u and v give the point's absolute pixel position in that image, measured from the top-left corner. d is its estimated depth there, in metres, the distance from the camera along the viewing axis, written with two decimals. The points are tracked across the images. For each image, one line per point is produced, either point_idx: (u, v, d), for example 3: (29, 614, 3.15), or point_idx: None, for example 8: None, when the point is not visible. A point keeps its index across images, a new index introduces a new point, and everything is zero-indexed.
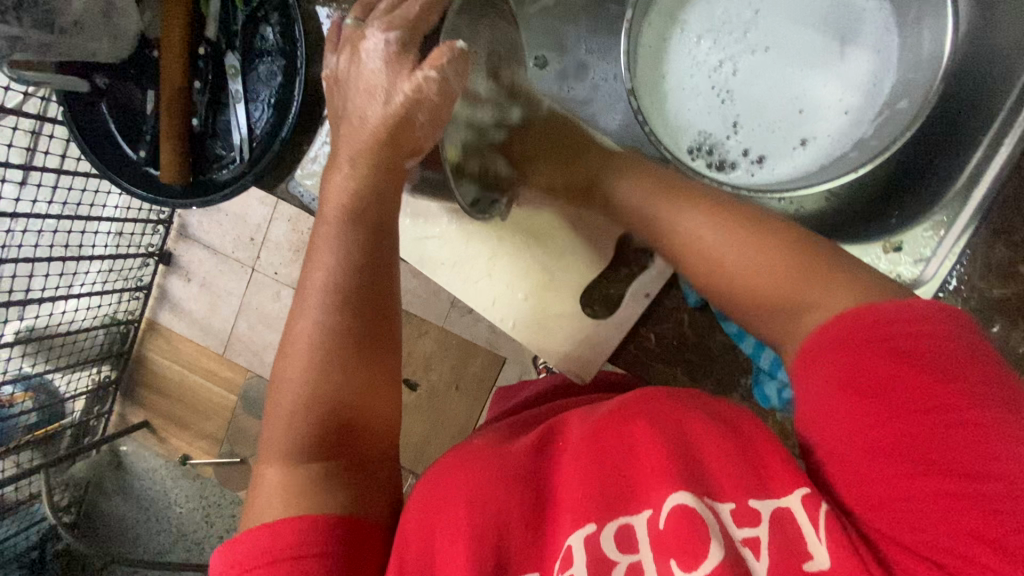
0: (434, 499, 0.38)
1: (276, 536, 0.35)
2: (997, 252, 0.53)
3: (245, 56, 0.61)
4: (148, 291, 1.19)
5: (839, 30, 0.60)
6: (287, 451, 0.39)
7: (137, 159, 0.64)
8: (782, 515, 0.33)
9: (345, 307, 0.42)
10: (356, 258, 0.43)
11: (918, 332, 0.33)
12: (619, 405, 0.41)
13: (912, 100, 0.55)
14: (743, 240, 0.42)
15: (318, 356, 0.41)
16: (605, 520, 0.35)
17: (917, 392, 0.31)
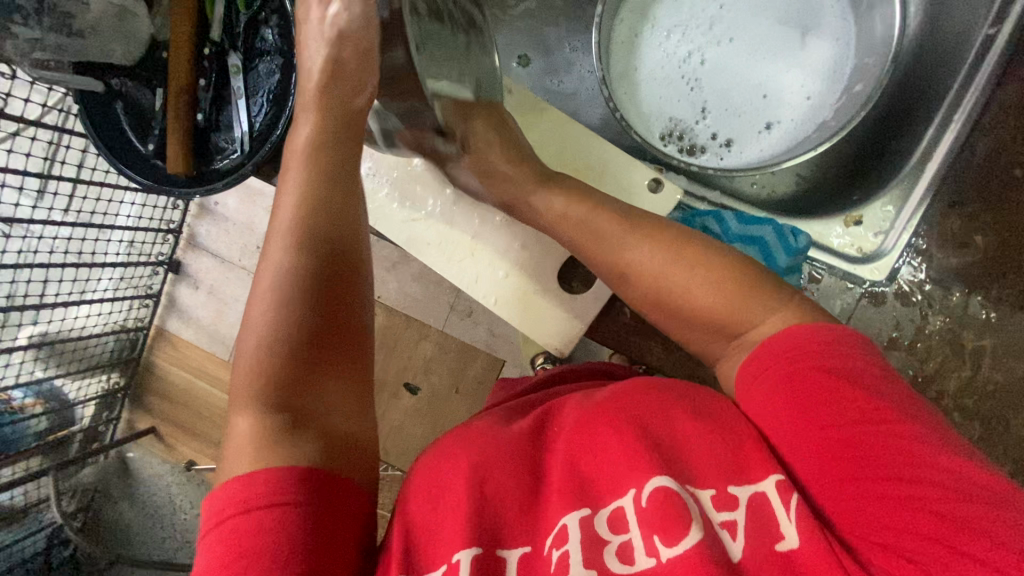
0: (433, 478, 0.42)
1: (248, 485, 0.36)
2: (952, 223, 0.57)
3: (246, 56, 0.66)
4: (157, 298, 1.24)
5: (799, 21, 0.64)
6: (253, 401, 0.40)
7: (145, 152, 0.68)
8: (758, 501, 0.36)
9: (304, 269, 0.44)
10: (318, 217, 0.47)
11: (831, 355, 0.40)
12: (614, 395, 0.44)
13: (866, 83, 0.59)
14: (668, 259, 0.49)
15: (279, 321, 0.43)
16: (598, 505, 0.38)
17: (849, 407, 0.37)
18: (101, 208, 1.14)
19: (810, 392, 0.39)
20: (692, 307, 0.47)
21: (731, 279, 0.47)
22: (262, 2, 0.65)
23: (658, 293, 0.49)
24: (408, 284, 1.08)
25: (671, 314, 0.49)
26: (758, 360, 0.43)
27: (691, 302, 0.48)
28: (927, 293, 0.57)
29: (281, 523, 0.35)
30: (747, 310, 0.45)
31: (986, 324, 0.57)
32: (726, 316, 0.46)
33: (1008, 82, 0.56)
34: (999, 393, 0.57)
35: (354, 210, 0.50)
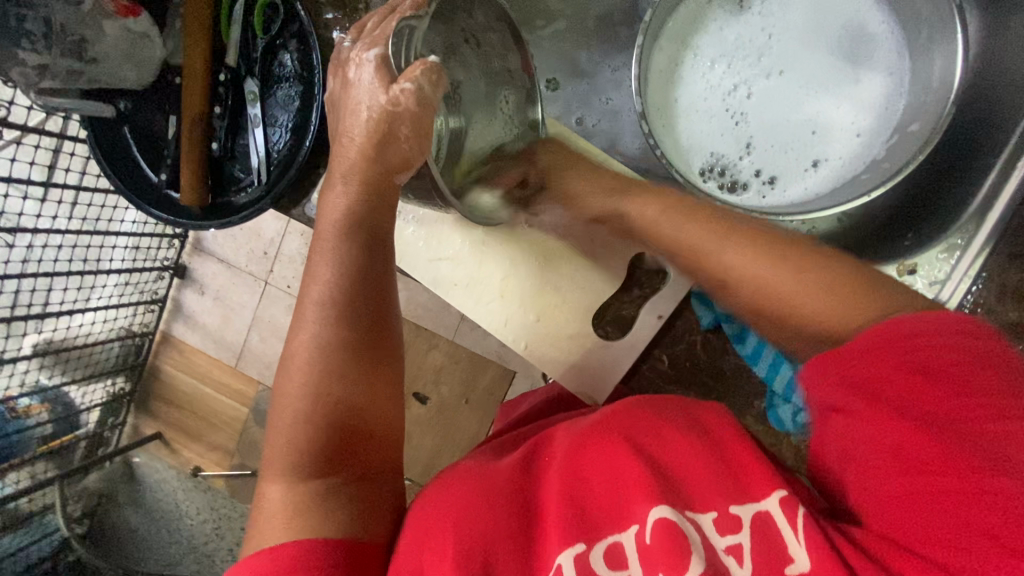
0: (425, 509, 0.40)
1: (275, 561, 0.35)
2: (1015, 278, 0.52)
3: (264, 82, 0.62)
4: (163, 304, 1.20)
5: (852, 53, 0.60)
6: (289, 471, 0.39)
7: (157, 182, 0.65)
8: (761, 522, 0.33)
9: (341, 318, 0.43)
10: (358, 270, 0.45)
11: (921, 328, 0.34)
12: (605, 416, 0.41)
13: (923, 122, 0.55)
14: (763, 258, 0.41)
15: (317, 364, 0.41)
16: (594, 539, 0.35)
17: (930, 390, 0.32)
18: (107, 214, 1.10)
19: (871, 370, 0.34)
20: (797, 313, 0.39)
21: (836, 276, 0.39)
22: (282, 26, 0.61)
23: (753, 302, 0.42)
24: (420, 295, 1.04)
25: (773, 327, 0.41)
26: (829, 347, 0.36)
27: (801, 310, 0.39)
28: None
29: None
30: (854, 311, 0.37)
31: None
32: (788, 304, 0.40)
33: None
34: None
35: (389, 287, 0.47)
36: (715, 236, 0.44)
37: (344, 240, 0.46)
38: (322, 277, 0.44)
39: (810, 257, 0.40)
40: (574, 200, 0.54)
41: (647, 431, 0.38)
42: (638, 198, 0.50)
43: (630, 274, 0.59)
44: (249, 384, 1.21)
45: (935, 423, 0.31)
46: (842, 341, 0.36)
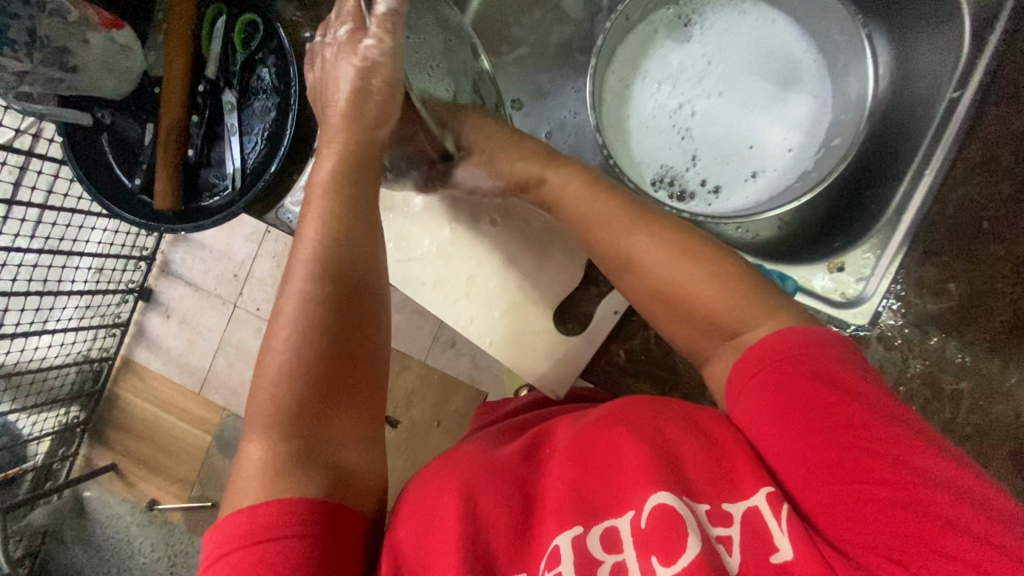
0: (424, 500, 0.41)
1: (259, 516, 0.36)
2: (929, 272, 0.58)
3: (242, 94, 0.66)
4: (125, 327, 1.17)
5: (782, 78, 0.67)
6: (272, 428, 0.40)
7: (133, 187, 0.67)
8: (751, 515, 0.37)
9: (327, 284, 0.45)
10: (346, 237, 0.47)
11: (808, 361, 0.40)
12: (610, 411, 0.44)
13: (844, 138, 0.64)
14: (666, 256, 0.47)
15: (303, 324, 0.43)
16: (592, 523, 0.38)
17: (830, 416, 0.37)
18: (72, 234, 1.10)
19: (790, 391, 0.39)
20: (696, 304, 0.46)
21: (729, 278, 0.46)
22: (261, 43, 0.65)
23: (655, 285, 0.48)
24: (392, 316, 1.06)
25: (670, 307, 0.48)
26: (749, 358, 0.42)
27: (693, 299, 0.46)
28: (905, 337, 0.58)
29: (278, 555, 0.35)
30: (741, 307, 0.45)
31: (963, 367, 0.58)
32: (719, 312, 0.45)
33: (981, 125, 0.58)
34: (980, 434, 0.57)
35: (376, 264, 0.49)
36: (628, 228, 0.49)
37: (335, 220, 0.47)
38: (311, 242, 0.47)
39: (721, 263, 0.47)
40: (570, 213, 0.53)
41: (643, 426, 0.41)
42: (582, 180, 0.53)
43: (589, 272, 0.63)
44: (213, 412, 1.19)
45: (849, 431, 0.36)
46: (756, 360, 0.42)
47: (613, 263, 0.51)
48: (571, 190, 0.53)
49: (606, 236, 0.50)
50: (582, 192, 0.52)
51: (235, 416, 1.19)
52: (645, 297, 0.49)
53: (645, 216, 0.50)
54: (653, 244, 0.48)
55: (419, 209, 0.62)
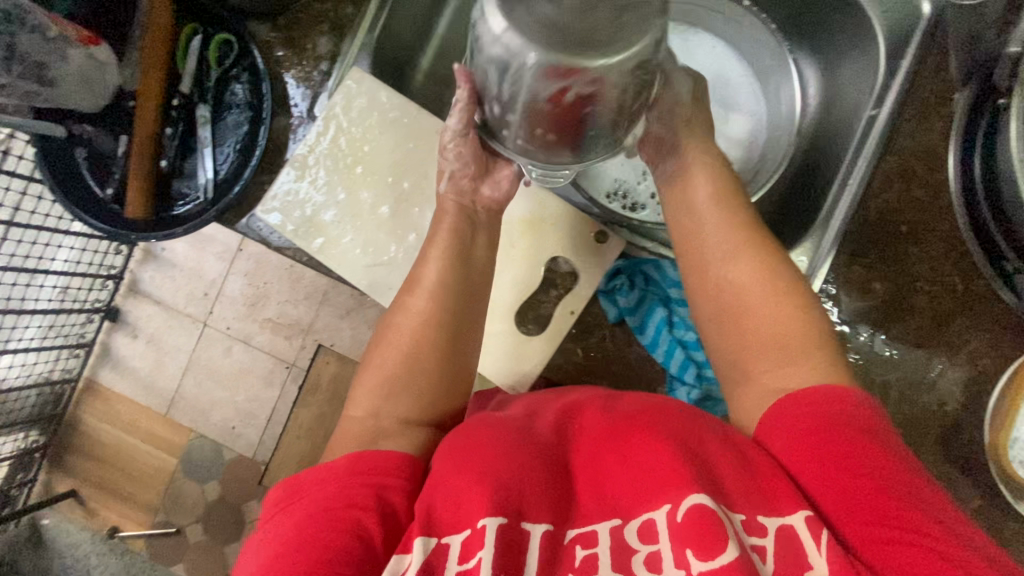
0: (459, 448, 0.45)
1: (360, 462, 0.45)
2: (856, 272, 0.64)
3: (216, 108, 0.69)
4: (89, 348, 1.13)
5: (722, 100, 0.75)
6: (375, 400, 0.52)
7: (104, 196, 0.68)
8: (786, 531, 0.38)
9: (441, 302, 0.56)
10: (458, 265, 0.58)
11: (842, 414, 0.42)
12: (644, 410, 0.46)
13: (775, 155, 0.73)
14: (762, 271, 0.53)
15: (415, 328, 0.55)
16: (631, 518, 0.40)
17: (858, 458, 0.39)
18: (38, 252, 1.06)
19: (829, 436, 0.41)
20: (764, 326, 0.50)
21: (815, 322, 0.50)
22: (235, 60, 0.68)
23: (738, 288, 0.53)
24: (365, 333, 1.07)
25: (743, 311, 0.52)
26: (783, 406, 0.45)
27: (774, 316, 0.51)
28: (837, 332, 0.63)
29: (372, 491, 0.43)
30: (814, 343, 0.48)
31: (891, 361, 0.63)
32: (775, 345, 0.49)
33: (897, 137, 0.63)
34: (907, 423, 0.62)
35: (475, 290, 0.59)
36: (736, 235, 0.55)
37: (443, 248, 0.58)
38: (430, 263, 0.58)
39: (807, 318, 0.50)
40: (684, 193, 0.60)
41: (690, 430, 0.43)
42: (718, 185, 0.58)
43: (548, 275, 0.66)
44: (179, 434, 1.16)
45: (882, 481, 0.39)
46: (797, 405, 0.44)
47: (705, 256, 0.56)
48: (699, 185, 0.58)
49: (704, 234, 0.57)
50: (709, 197, 0.58)
51: (202, 438, 1.16)
52: (725, 296, 0.54)
53: (759, 239, 0.54)
54: (752, 263, 0.53)
55: (385, 218, 0.65)
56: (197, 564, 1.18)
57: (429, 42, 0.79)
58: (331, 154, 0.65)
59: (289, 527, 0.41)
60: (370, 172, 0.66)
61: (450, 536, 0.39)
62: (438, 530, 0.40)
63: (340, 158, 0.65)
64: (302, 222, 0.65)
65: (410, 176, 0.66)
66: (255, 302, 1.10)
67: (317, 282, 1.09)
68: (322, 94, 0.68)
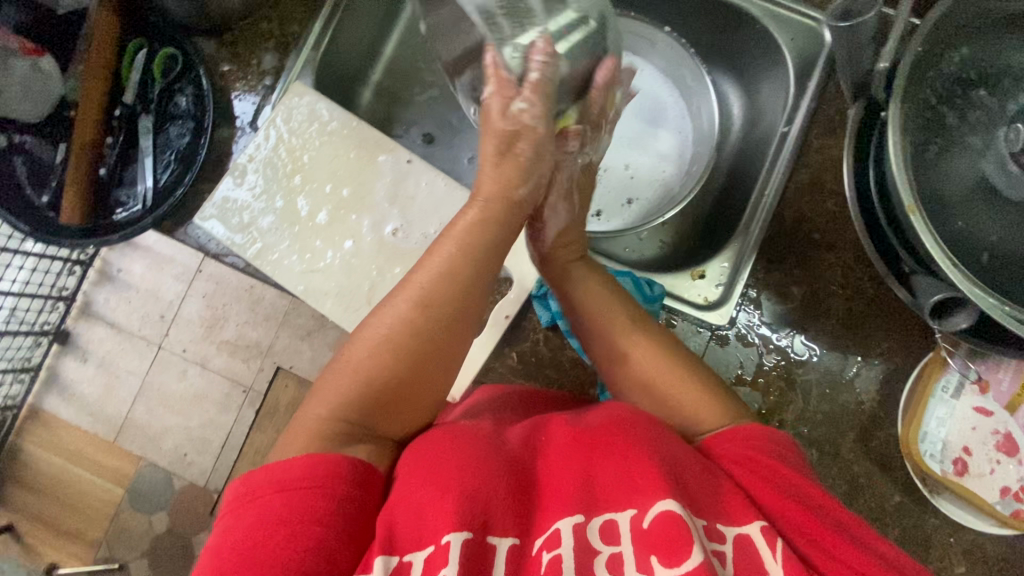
0: (424, 459, 0.44)
1: (315, 467, 0.41)
2: (774, 277, 0.67)
3: (159, 119, 0.70)
4: (34, 372, 1.09)
5: (650, 117, 0.80)
6: (336, 404, 0.45)
7: (40, 204, 0.68)
8: (744, 540, 0.38)
9: (437, 310, 0.47)
10: (469, 266, 0.49)
11: (770, 448, 0.44)
12: (617, 422, 0.46)
13: (699, 165, 0.76)
14: (652, 364, 0.52)
15: (404, 330, 0.46)
16: (593, 516, 0.39)
17: (792, 480, 0.41)
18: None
19: (752, 460, 0.43)
20: (664, 402, 0.51)
21: (698, 382, 0.51)
22: (179, 74, 0.70)
23: (641, 381, 0.52)
24: (323, 355, 1.04)
25: (640, 398, 0.52)
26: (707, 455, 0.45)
27: (665, 394, 0.51)
28: (759, 332, 0.66)
29: (325, 506, 0.39)
30: (703, 411, 0.49)
31: (811, 362, 0.66)
32: (676, 425, 0.50)
33: (808, 151, 0.68)
34: (828, 421, 0.64)
35: (482, 302, 0.50)
36: (626, 329, 0.54)
37: (466, 253, 0.49)
38: (442, 257, 0.49)
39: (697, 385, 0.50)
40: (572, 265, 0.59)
41: (666, 445, 0.43)
42: (582, 260, 0.59)
43: None
44: (126, 462, 1.10)
45: (803, 499, 0.40)
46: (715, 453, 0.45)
47: (595, 322, 0.56)
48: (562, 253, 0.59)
49: (595, 348, 0.56)
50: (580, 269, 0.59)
51: (151, 466, 1.10)
52: (629, 389, 0.53)
53: (627, 312, 0.55)
54: (634, 341, 0.53)
55: (323, 224, 0.67)
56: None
57: (379, 62, 0.82)
58: (271, 162, 0.67)
59: (232, 545, 0.37)
60: (309, 181, 0.67)
61: (411, 554, 0.38)
62: (400, 549, 0.38)
63: (280, 166, 0.67)
64: (240, 229, 0.66)
65: (349, 184, 0.68)
66: (211, 325, 1.05)
67: (278, 303, 1.06)
68: (265, 107, 0.70)
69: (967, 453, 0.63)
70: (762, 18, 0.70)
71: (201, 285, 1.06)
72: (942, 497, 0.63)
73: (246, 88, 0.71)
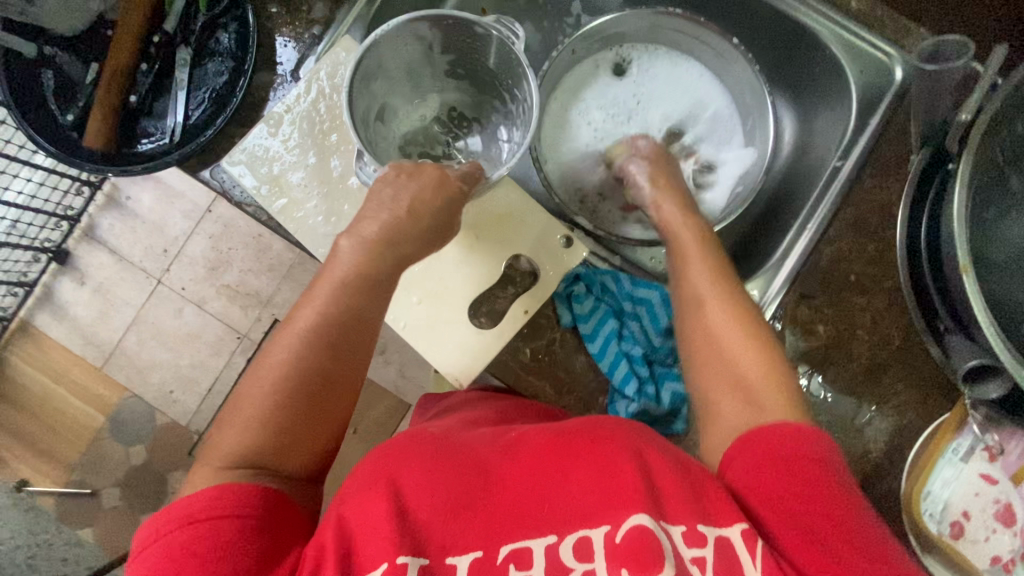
0: (392, 458, 0.44)
1: (202, 497, 0.39)
2: (803, 312, 0.66)
3: (198, 53, 0.67)
4: (29, 289, 1.06)
5: (694, 127, 0.76)
6: (228, 460, 0.42)
7: (63, 122, 0.66)
8: (723, 543, 0.38)
9: (318, 348, 0.46)
10: (354, 298, 0.48)
11: (812, 460, 0.41)
12: (578, 429, 0.45)
13: (745, 185, 0.72)
14: (744, 330, 0.50)
15: (286, 375, 0.45)
16: (567, 533, 0.39)
17: (814, 490, 0.40)
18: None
19: (786, 458, 0.42)
20: (736, 365, 0.48)
21: (777, 364, 0.48)
22: (225, 9, 0.67)
23: (709, 336, 0.51)
24: None
25: (709, 360, 0.50)
26: (745, 446, 0.44)
27: (737, 370, 0.48)
28: None
29: (225, 529, 0.38)
30: (776, 390, 0.46)
31: (822, 404, 0.65)
32: (744, 384, 0.47)
33: (857, 191, 0.67)
34: None
35: (372, 332, 0.49)
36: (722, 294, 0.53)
37: (352, 282, 0.48)
38: (323, 293, 0.48)
39: (780, 370, 0.48)
40: (671, 228, 0.61)
41: (634, 454, 0.42)
42: (686, 220, 0.60)
43: (507, 272, 0.67)
44: (113, 390, 1.09)
45: (821, 507, 0.39)
46: (750, 446, 0.43)
47: (702, 296, 0.53)
48: (672, 215, 0.61)
49: (686, 300, 0.54)
50: (683, 226, 0.60)
51: (136, 398, 1.09)
52: (699, 340, 0.52)
53: (731, 278, 0.55)
54: (728, 307, 0.52)
55: (353, 189, 0.64)
56: (113, 528, 1.11)
57: None
58: (308, 117, 0.65)
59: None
60: (345, 141, 0.65)
61: (367, 573, 0.37)
62: (358, 571, 0.37)
63: (317, 122, 0.65)
64: (267, 180, 0.64)
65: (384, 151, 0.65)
66: (216, 267, 1.05)
67: (285, 255, 1.04)
68: (308, 58, 0.68)
69: (966, 518, 0.63)
70: (833, 46, 0.68)
71: (210, 227, 1.04)
72: (931, 557, 0.63)
73: (293, 38, 0.68)
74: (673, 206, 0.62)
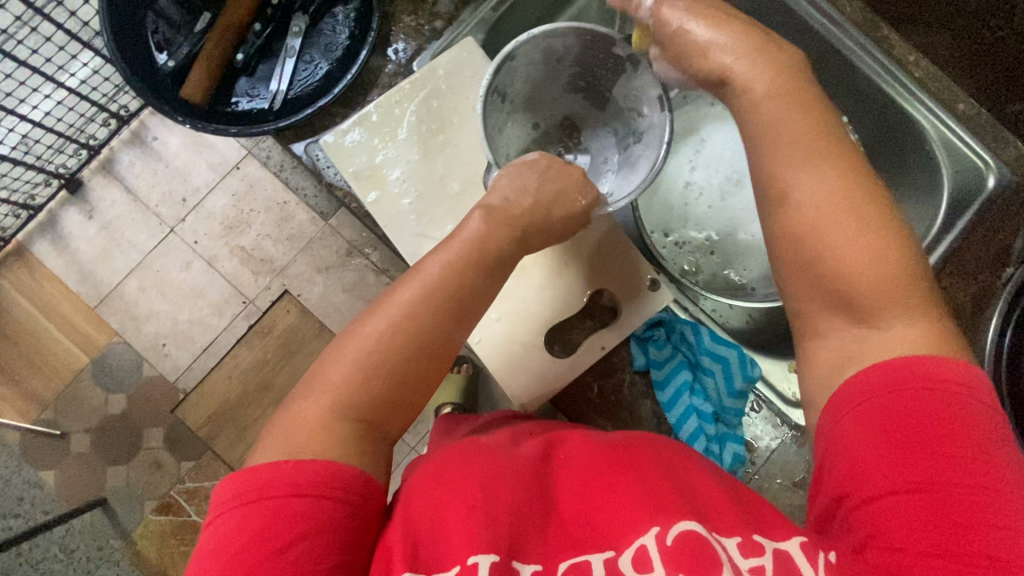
0: (446, 461, 0.43)
1: (299, 471, 0.38)
2: None
3: (313, 22, 0.65)
4: (33, 214, 0.99)
5: None
6: (339, 403, 0.42)
7: (163, 67, 0.63)
8: (782, 555, 0.36)
9: (436, 308, 0.47)
10: (475, 272, 0.50)
11: (933, 402, 0.35)
12: (619, 444, 0.45)
13: None
14: (846, 203, 0.42)
15: (402, 327, 0.45)
16: (624, 546, 0.37)
17: (945, 460, 0.34)
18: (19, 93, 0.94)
19: (903, 412, 0.36)
20: (851, 268, 0.40)
21: (903, 260, 0.40)
22: None
23: (818, 240, 0.42)
24: (336, 293, 0.99)
25: (814, 266, 0.42)
26: (849, 393, 0.38)
27: (852, 277, 0.40)
28: None
29: (320, 510, 0.37)
30: (900, 295, 0.39)
31: None
32: (863, 291, 0.40)
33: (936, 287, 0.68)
34: None
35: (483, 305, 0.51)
36: (803, 161, 0.43)
37: (471, 259, 0.50)
38: (442, 260, 0.49)
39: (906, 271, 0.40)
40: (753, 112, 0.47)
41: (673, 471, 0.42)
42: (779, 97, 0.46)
43: (588, 305, 0.66)
44: (103, 332, 1.02)
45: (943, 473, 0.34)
46: (855, 395, 0.38)
47: (810, 196, 0.43)
48: (759, 96, 0.47)
49: (784, 200, 0.44)
50: (771, 105, 0.46)
51: (125, 345, 1.02)
52: (805, 249, 0.43)
53: (848, 162, 0.43)
54: (846, 204, 0.42)
55: (451, 193, 0.63)
56: (68, 478, 1.01)
57: None
58: (418, 111, 0.63)
59: (240, 545, 0.35)
60: (450, 142, 0.63)
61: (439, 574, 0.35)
62: (425, 567, 0.36)
63: (425, 118, 0.63)
64: (367, 168, 0.62)
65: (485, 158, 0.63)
66: (233, 226, 1.01)
67: (306, 225, 1.00)
68: (424, 51, 0.66)
69: None
70: (937, 144, 0.68)
71: (234, 185, 1.01)
72: None
73: (411, 30, 0.66)
74: (760, 84, 0.47)
